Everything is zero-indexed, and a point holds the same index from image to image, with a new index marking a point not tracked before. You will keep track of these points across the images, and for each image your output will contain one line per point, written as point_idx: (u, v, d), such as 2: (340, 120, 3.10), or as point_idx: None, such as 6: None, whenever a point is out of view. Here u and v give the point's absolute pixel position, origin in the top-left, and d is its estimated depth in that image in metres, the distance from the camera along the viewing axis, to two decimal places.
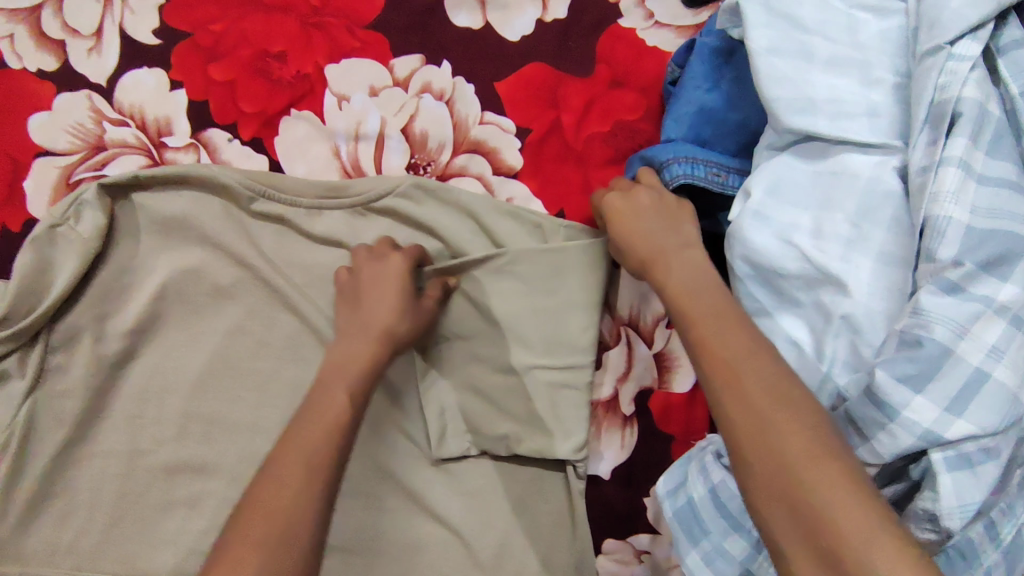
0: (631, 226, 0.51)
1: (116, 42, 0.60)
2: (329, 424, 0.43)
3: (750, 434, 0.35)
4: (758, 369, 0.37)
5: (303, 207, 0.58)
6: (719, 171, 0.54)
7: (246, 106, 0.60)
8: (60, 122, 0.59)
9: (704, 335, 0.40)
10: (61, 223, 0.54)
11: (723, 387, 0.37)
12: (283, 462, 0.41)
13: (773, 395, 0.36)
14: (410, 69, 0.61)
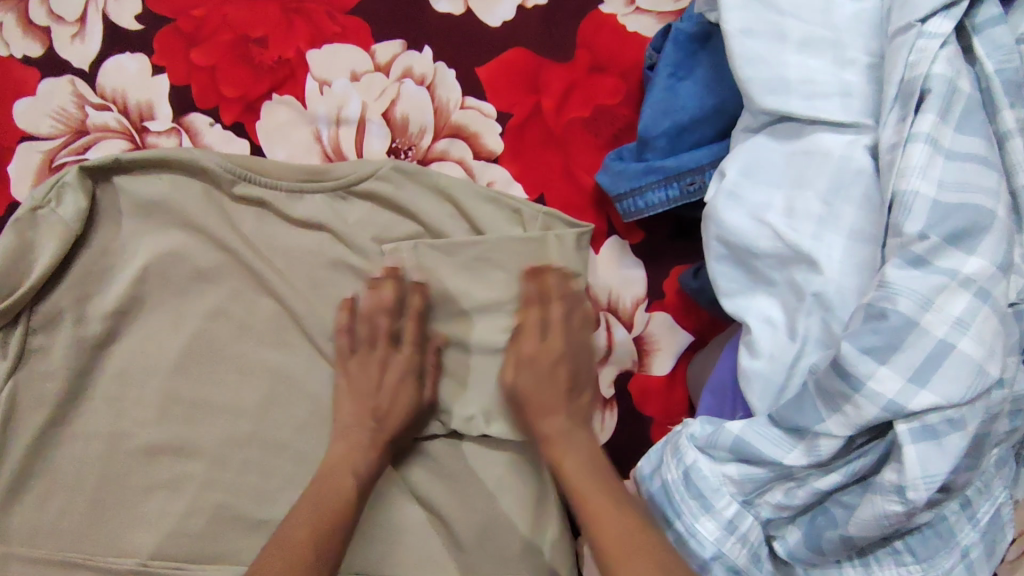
0: (570, 364, 0.56)
1: (99, 28, 0.60)
2: (333, 497, 0.50)
3: (621, 560, 0.44)
4: (623, 506, 0.48)
5: (284, 190, 0.59)
6: (695, 177, 0.54)
7: (228, 91, 0.60)
8: (43, 107, 0.59)
9: (570, 470, 0.51)
10: (42, 206, 0.54)
11: (591, 524, 0.47)
12: (288, 531, 0.48)
13: (623, 508, 0.47)
14: (392, 54, 0.62)
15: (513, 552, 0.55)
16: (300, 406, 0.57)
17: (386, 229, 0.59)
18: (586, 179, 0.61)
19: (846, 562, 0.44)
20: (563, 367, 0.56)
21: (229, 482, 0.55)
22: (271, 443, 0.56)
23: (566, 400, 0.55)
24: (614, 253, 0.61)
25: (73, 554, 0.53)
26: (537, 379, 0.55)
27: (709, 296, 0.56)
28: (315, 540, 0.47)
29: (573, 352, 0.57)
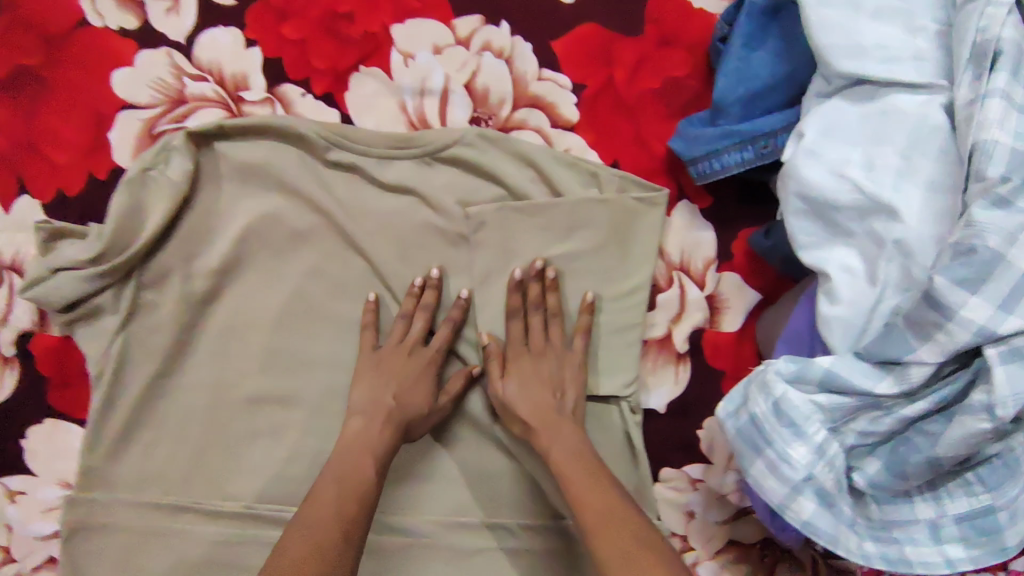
0: (534, 383, 0.58)
1: (193, 2, 0.63)
2: (354, 477, 0.51)
3: (602, 540, 0.47)
4: (608, 488, 0.51)
5: (373, 156, 0.62)
6: (769, 141, 0.58)
7: (318, 63, 0.63)
8: (142, 78, 0.62)
9: (559, 459, 0.53)
10: (151, 167, 0.57)
11: (579, 509, 0.50)
12: (309, 513, 0.48)
13: (617, 498, 0.50)
14: (472, 29, 0.64)
15: None
16: None
17: (470, 193, 0.62)
18: (658, 147, 0.64)
19: (918, 498, 0.49)
20: (523, 390, 0.57)
21: (327, 430, 0.58)
22: None
23: (550, 394, 0.58)
24: (684, 218, 0.64)
25: (181, 498, 0.57)
26: (522, 382, 0.58)
27: (782, 253, 0.60)
28: (336, 518, 0.48)
29: (522, 374, 0.58)
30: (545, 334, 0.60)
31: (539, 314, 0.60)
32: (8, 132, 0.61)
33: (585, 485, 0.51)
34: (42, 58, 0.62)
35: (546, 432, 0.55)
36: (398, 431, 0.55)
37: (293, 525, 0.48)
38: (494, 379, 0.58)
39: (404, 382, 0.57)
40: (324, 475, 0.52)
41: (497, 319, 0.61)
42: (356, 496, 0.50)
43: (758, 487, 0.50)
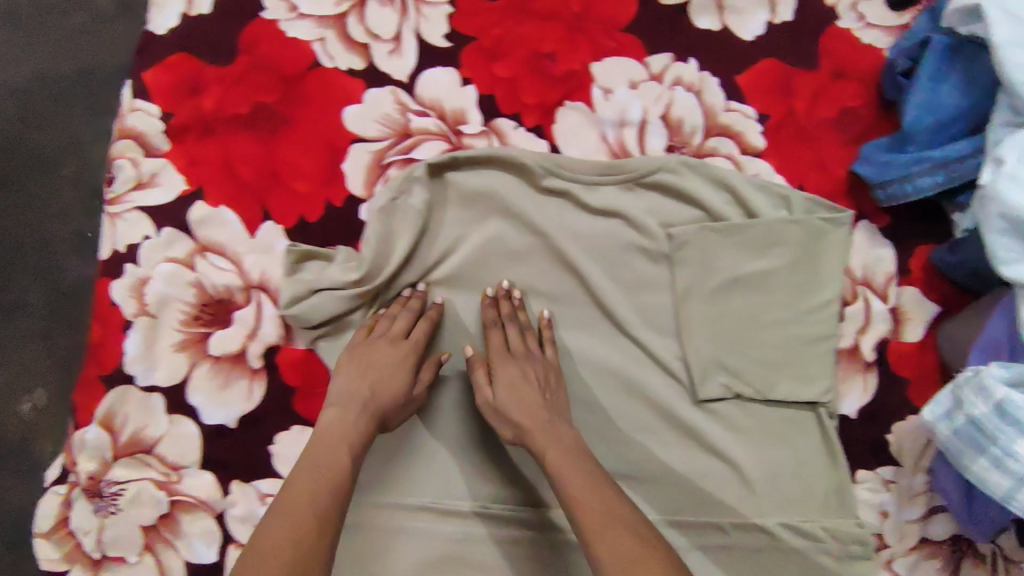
0: (512, 383, 0.59)
1: (413, 44, 0.69)
2: (320, 465, 0.52)
3: (598, 531, 0.49)
4: (606, 485, 0.52)
5: (582, 183, 0.67)
6: (958, 167, 0.63)
7: (527, 99, 0.69)
8: (371, 114, 0.68)
9: (555, 458, 0.54)
10: (398, 196, 0.64)
11: (571, 504, 0.51)
12: (303, 497, 0.49)
13: (617, 498, 0.51)
14: (664, 65, 0.70)
15: (797, 496, 0.66)
16: (607, 369, 0.66)
17: (671, 215, 0.68)
18: (838, 171, 0.69)
19: None
20: (513, 393, 0.58)
21: None
22: (586, 403, 0.66)
23: (545, 405, 0.58)
24: (866, 237, 0.69)
25: (421, 499, 0.62)
26: (513, 393, 0.58)
27: (968, 269, 0.65)
28: (324, 507, 0.49)
29: (510, 382, 0.59)
30: (510, 347, 0.61)
31: (500, 330, 0.63)
32: (251, 164, 0.67)
33: (573, 474, 0.52)
34: (279, 96, 0.68)
35: (541, 432, 0.56)
36: (374, 419, 0.57)
37: (277, 513, 0.48)
38: (483, 386, 0.60)
39: (381, 364, 0.59)
40: (311, 453, 0.53)
41: (701, 338, 0.66)
42: (324, 483, 0.50)
43: (984, 482, 0.55)
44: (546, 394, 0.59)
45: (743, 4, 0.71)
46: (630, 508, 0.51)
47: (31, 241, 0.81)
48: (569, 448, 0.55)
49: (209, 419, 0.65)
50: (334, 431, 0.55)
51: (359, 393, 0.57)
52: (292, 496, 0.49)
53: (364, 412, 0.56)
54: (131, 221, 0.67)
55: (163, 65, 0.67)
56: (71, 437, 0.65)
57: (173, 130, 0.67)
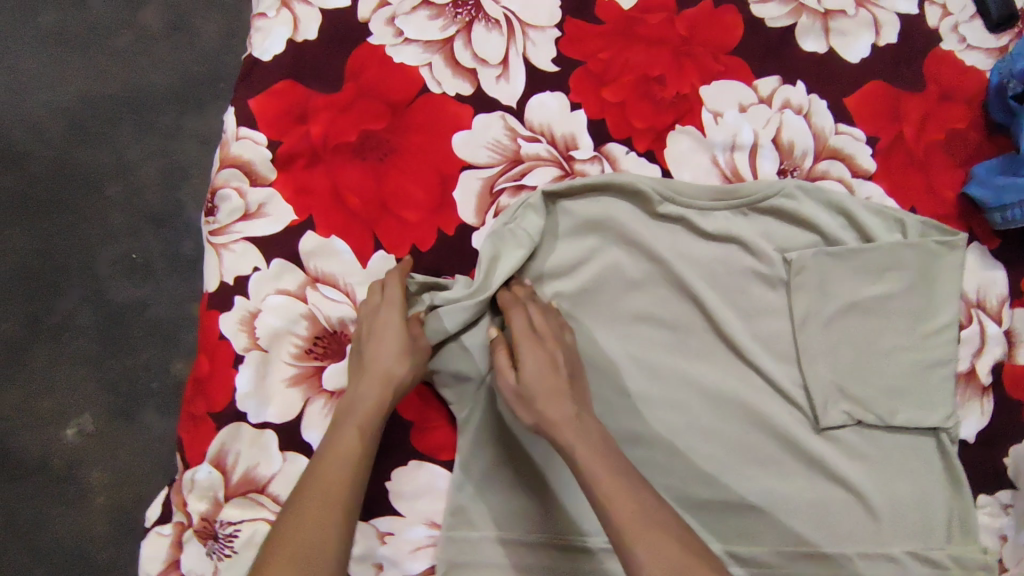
0: (544, 369, 0.54)
1: (521, 69, 0.68)
2: (342, 460, 0.51)
3: (643, 535, 0.45)
4: (630, 483, 0.49)
5: (697, 208, 0.66)
6: None
7: (638, 123, 0.68)
8: (480, 140, 0.67)
9: (585, 455, 0.50)
10: (509, 223, 0.63)
11: (610, 505, 0.47)
12: (316, 494, 0.48)
13: (649, 502, 0.48)
14: (772, 89, 0.69)
15: (919, 525, 0.64)
16: (727, 397, 0.65)
17: (787, 240, 0.67)
18: (948, 194, 0.69)
19: None
20: (539, 376, 0.54)
21: (678, 466, 0.64)
22: (708, 432, 0.65)
23: (569, 387, 0.54)
24: (977, 260, 0.69)
25: (549, 536, 0.61)
26: (542, 370, 0.54)
27: None
28: (341, 504, 0.48)
29: (535, 375, 0.54)
30: (547, 339, 0.57)
31: (523, 311, 0.58)
32: (360, 192, 0.66)
33: (611, 479, 0.48)
34: (388, 122, 0.67)
35: (568, 426, 0.51)
36: (383, 387, 0.55)
37: (310, 505, 0.48)
38: (504, 368, 0.56)
39: (385, 350, 0.57)
40: (334, 445, 0.52)
41: (822, 362, 0.65)
42: (343, 480, 0.50)
43: None
44: (560, 384, 0.54)
45: (848, 27, 0.71)
46: (667, 511, 0.48)
47: (77, 263, 1.12)
48: (605, 447, 0.51)
49: None
50: (359, 424, 0.54)
51: (372, 373, 0.56)
52: (314, 491, 0.49)
53: (382, 380, 0.56)
54: (239, 251, 0.65)
55: (269, 91, 0.66)
56: (181, 477, 0.63)
57: (281, 158, 0.66)
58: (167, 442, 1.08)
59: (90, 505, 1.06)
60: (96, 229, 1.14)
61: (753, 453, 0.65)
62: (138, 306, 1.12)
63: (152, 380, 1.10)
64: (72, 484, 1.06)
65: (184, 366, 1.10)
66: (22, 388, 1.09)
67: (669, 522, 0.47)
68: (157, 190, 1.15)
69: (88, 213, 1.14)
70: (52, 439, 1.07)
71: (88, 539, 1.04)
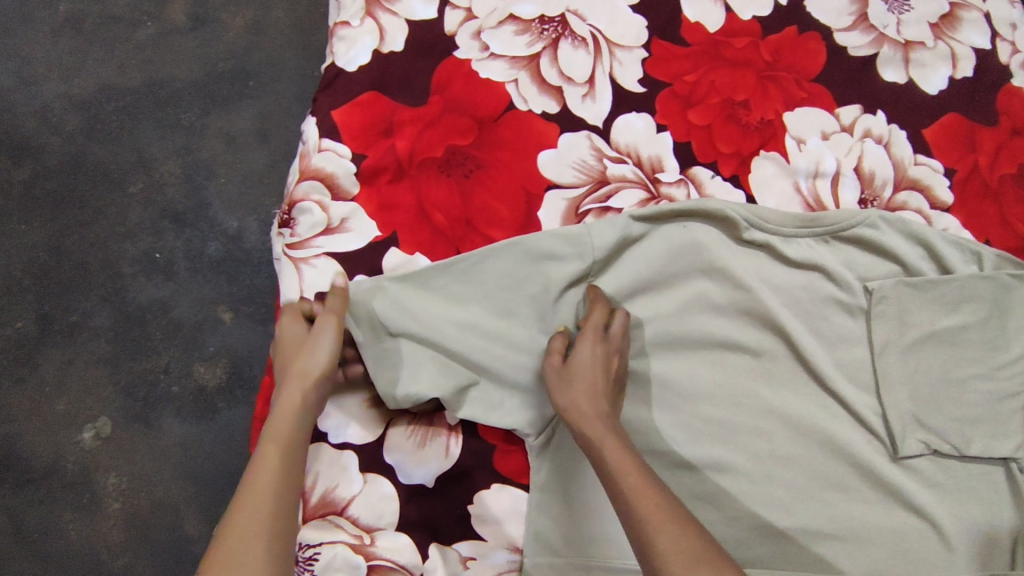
0: (594, 366, 0.57)
1: (608, 88, 0.68)
2: (273, 466, 0.49)
3: (659, 521, 0.45)
4: (653, 480, 0.49)
5: (782, 235, 0.66)
6: None
7: (724, 147, 0.68)
8: (566, 159, 0.66)
9: (608, 444, 0.52)
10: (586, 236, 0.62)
11: (632, 495, 0.47)
12: (249, 496, 0.47)
13: (670, 499, 0.47)
14: (853, 117, 0.70)
15: (992, 552, 0.63)
16: (806, 424, 0.65)
17: (867, 269, 0.67)
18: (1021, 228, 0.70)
19: None
20: (590, 368, 0.57)
21: (758, 493, 0.63)
22: (785, 458, 0.65)
23: (610, 391, 0.57)
24: None
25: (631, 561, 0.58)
26: (594, 365, 0.57)
27: None
28: (271, 525, 0.46)
29: (581, 370, 0.57)
30: (605, 346, 0.59)
31: (603, 309, 0.60)
32: (445, 208, 0.64)
33: (630, 468, 0.49)
34: (474, 138, 0.66)
35: (593, 420, 0.54)
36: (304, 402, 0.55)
37: (242, 521, 0.46)
38: (555, 353, 0.59)
39: (308, 357, 0.56)
40: (262, 462, 0.50)
41: (899, 391, 0.66)
42: (272, 486, 0.48)
43: None
44: (603, 382, 0.57)
45: (927, 58, 0.73)
46: (688, 514, 0.47)
47: (97, 262, 1.07)
48: (630, 449, 0.52)
49: (407, 478, 0.61)
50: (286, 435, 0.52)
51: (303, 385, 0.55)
52: (249, 498, 0.47)
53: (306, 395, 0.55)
54: (320, 267, 0.63)
55: (354, 102, 0.66)
56: None
57: (365, 171, 0.64)
58: (188, 450, 1.02)
59: (105, 512, 1.00)
60: (115, 226, 1.09)
61: (831, 481, 0.65)
62: (159, 307, 1.06)
63: (172, 383, 1.04)
64: (87, 491, 1.00)
65: (207, 370, 1.04)
66: (32, 390, 1.03)
67: (688, 517, 0.46)
68: (177, 187, 1.10)
69: (106, 209, 1.09)
70: (64, 445, 1.01)
71: (98, 550, 0.98)
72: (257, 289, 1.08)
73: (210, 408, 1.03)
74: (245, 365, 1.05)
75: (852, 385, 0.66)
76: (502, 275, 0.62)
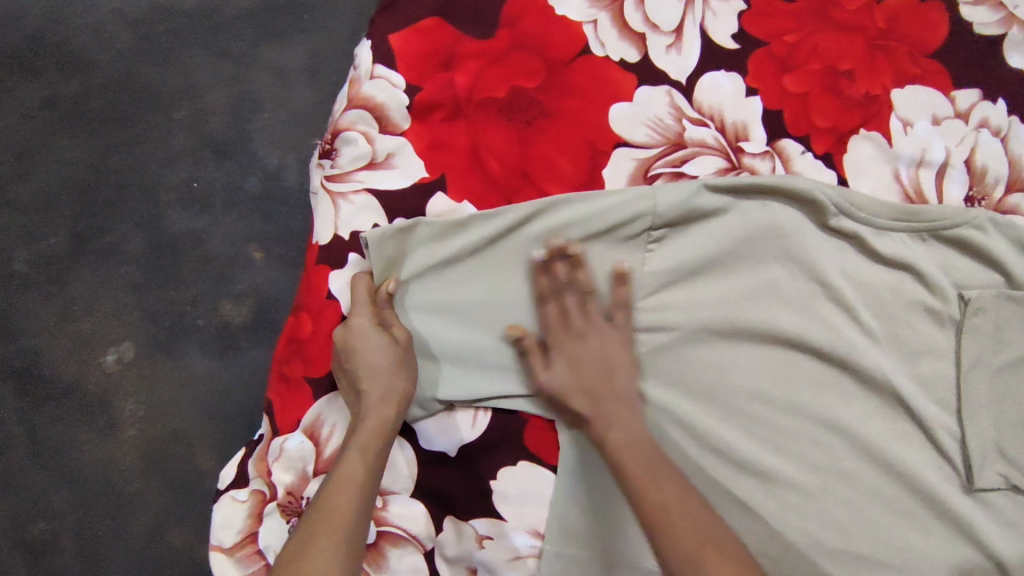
0: (597, 359, 0.55)
1: (696, 41, 0.61)
2: (351, 479, 0.49)
3: (674, 533, 0.47)
4: (666, 479, 0.50)
5: (874, 227, 0.59)
6: None
7: (819, 121, 0.60)
8: (641, 115, 0.59)
9: (620, 445, 0.52)
10: (649, 203, 0.56)
11: (659, 523, 0.48)
12: (325, 508, 0.47)
13: (687, 501, 0.49)
14: (971, 103, 0.62)
15: None
16: (875, 440, 0.57)
17: (966, 275, 0.59)
18: None
19: None
20: (573, 367, 0.55)
21: (809, 509, 0.57)
22: (846, 475, 0.57)
23: (604, 379, 0.55)
24: None
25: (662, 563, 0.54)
26: (571, 365, 0.55)
27: None
28: (347, 535, 0.46)
29: (570, 357, 0.56)
30: (584, 313, 0.56)
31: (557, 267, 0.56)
32: (501, 155, 0.58)
33: (642, 484, 0.50)
34: (541, 81, 0.59)
35: (599, 418, 0.54)
36: (387, 423, 0.53)
37: (318, 531, 0.46)
38: (537, 371, 0.55)
39: (383, 380, 0.53)
40: (344, 470, 0.50)
41: (985, 416, 0.58)
42: (351, 499, 0.48)
43: None
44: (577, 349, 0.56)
45: None
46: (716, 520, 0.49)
47: (134, 184, 1.04)
48: (647, 455, 0.52)
49: (428, 444, 0.57)
50: (368, 453, 0.51)
51: (381, 401, 0.53)
52: (328, 508, 0.48)
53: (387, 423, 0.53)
54: (359, 204, 0.58)
55: (414, 27, 0.59)
56: (270, 443, 0.57)
57: (418, 104, 0.58)
58: (205, 387, 0.99)
59: (118, 438, 0.97)
60: (155, 149, 1.05)
61: (894, 506, 0.58)
62: (192, 237, 1.02)
63: (198, 317, 1.01)
64: (102, 415, 0.98)
65: (234, 308, 1.01)
66: (60, 307, 1.01)
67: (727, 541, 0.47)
68: (222, 116, 1.06)
69: (148, 131, 1.05)
70: (84, 365, 0.99)
71: (106, 473, 0.97)
72: (290, 229, 1.03)
73: (232, 346, 1.00)
74: (271, 305, 1.01)
75: (933, 403, 0.59)
76: (557, 236, 0.56)
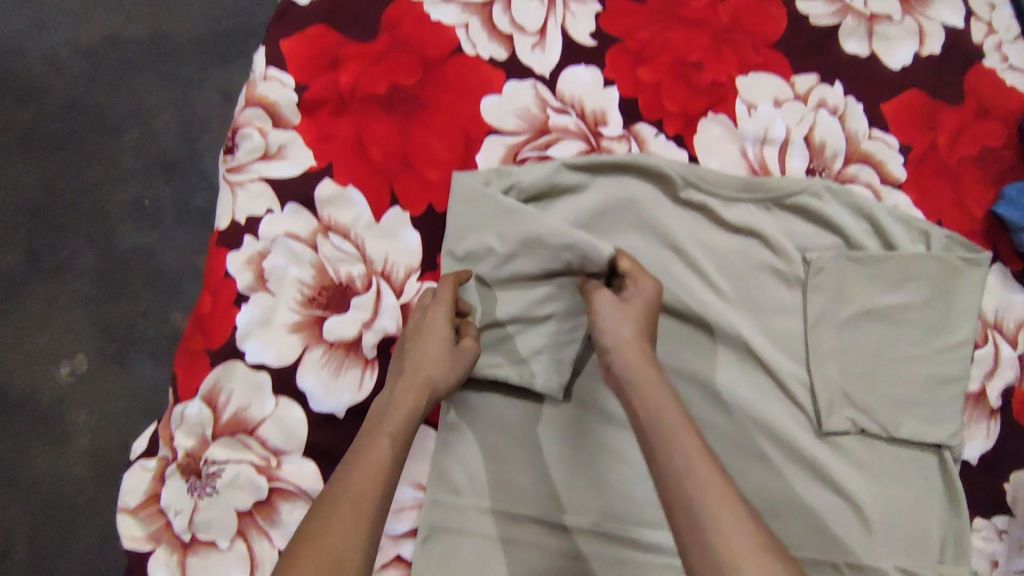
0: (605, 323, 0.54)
1: (558, 39, 0.68)
2: (375, 462, 0.46)
3: (719, 511, 0.41)
4: (701, 447, 0.45)
5: (721, 198, 0.65)
6: None
7: (670, 106, 0.67)
8: (509, 106, 0.66)
9: (654, 406, 0.48)
10: (512, 184, 0.62)
11: (704, 504, 0.41)
12: (345, 492, 0.44)
13: (733, 495, 0.43)
14: (809, 86, 0.69)
15: (915, 540, 0.61)
16: (732, 393, 0.63)
17: (808, 239, 0.66)
18: (977, 211, 0.68)
19: None
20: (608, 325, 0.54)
21: None
22: (704, 423, 0.63)
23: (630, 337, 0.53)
24: (999, 282, 0.68)
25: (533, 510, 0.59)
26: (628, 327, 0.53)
27: None
28: (366, 516, 0.43)
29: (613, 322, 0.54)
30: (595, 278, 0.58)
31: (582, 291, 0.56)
32: (383, 144, 0.65)
33: (690, 447, 0.45)
34: (418, 78, 0.66)
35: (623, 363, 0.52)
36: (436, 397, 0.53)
37: (339, 511, 0.43)
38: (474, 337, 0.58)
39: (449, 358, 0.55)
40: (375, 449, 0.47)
41: (832, 366, 0.64)
42: (375, 479, 0.45)
43: None
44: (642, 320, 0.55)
45: (892, 32, 0.71)
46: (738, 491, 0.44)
47: (88, 203, 1.08)
48: (680, 416, 0.47)
49: (317, 406, 0.61)
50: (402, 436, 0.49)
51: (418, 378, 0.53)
52: (345, 492, 0.44)
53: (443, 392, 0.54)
54: (255, 192, 0.64)
55: (304, 34, 0.66)
56: (171, 411, 0.63)
57: (307, 102, 0.65)
58: (158, 394, 1.02)
59: (74, 448, 0.98)
60: (106, 170, 1.10)
61: (754, 454, 0.62)
62: (143, 252, 1.07)
63: (150, 327, 1.04)
64: (58, 426, 0.99)
65: (184, 318, 1.05)
66: (16, 321, 1.03)
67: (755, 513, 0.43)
68: (171, 136, 1.11)
69: (100, 154, 1.10)
70: (39, 377, 1.00)
71: (61, 482, 0.97)
72: None
73: None
74: None
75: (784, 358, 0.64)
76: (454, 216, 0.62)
